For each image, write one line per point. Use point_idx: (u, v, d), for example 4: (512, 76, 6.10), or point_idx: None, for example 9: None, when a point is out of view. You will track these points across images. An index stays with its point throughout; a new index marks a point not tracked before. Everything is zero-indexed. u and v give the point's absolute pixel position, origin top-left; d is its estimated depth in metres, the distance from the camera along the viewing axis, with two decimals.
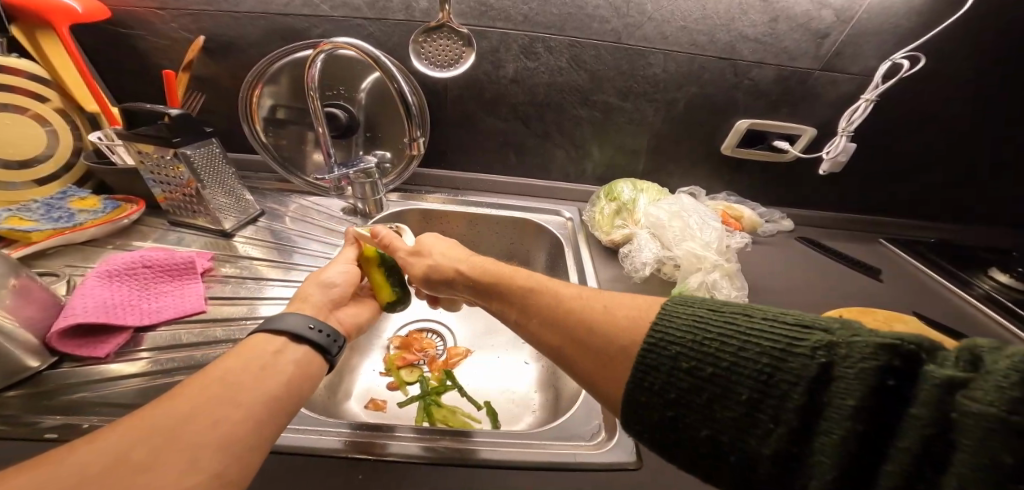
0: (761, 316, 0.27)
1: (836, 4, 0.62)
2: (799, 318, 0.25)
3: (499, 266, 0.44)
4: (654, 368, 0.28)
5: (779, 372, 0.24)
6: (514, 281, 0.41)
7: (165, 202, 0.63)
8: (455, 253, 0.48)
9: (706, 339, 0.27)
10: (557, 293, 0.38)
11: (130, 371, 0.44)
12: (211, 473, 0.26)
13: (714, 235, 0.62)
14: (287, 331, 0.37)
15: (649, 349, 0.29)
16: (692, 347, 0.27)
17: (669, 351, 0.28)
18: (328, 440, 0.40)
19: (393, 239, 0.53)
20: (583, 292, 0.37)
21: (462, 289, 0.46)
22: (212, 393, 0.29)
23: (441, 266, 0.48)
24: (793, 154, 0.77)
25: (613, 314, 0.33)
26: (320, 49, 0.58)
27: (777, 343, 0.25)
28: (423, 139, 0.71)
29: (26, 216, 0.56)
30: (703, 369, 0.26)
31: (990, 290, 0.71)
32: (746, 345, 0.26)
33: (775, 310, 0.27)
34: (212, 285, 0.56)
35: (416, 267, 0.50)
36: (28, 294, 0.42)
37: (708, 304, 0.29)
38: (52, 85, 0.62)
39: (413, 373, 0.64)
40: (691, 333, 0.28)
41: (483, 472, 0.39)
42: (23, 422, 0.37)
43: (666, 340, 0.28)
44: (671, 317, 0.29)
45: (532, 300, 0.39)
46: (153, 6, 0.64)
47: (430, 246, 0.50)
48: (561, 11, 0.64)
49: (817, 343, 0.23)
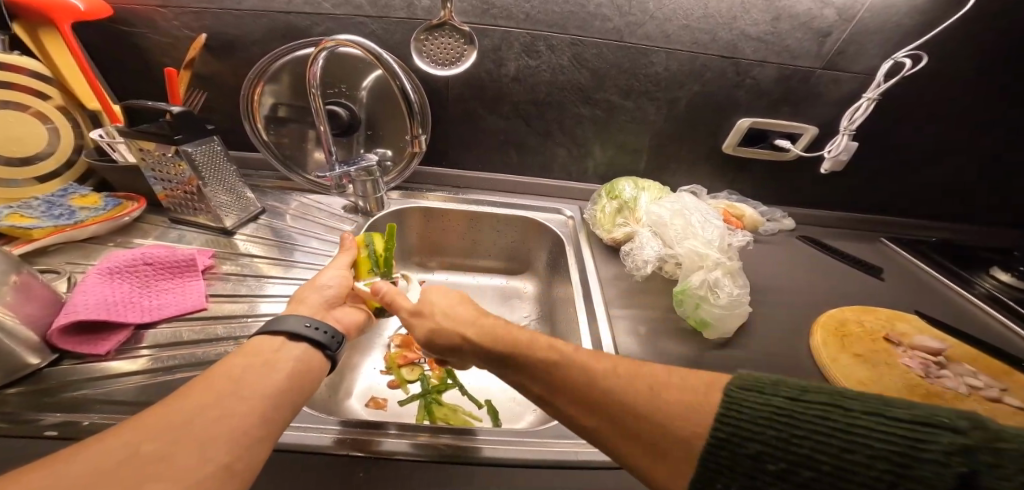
0: (861, 410, 0.27)
1: (839, 3, 0.62)
2: (909, 414, 0.26)
3: (516, 330, 0.39)
4: (730, 467, 0.28)
5: (903, 480, 0.24)
6: (537, 352, 0.36)
7: (166, 200, 0.63)
8: (458, 313, 0.41)
9: (797, 439, 0.27)
10: (588, 368, 0.34)
11: (130, 369, 0.43)
12: (220, 466, 0.26)
13: (716, 233, 0.61)
14: (286, 331, 0.37)
15: (719, 445, 0.28)
16: (782, 447, 0.27)
17: (747, 448, 0.28)
18: (326, 438, 0.40)
19: (395, 296, 0.46)
20: (617, 365, 0.34)
21: (470, 358, 0.41)
22: (219, 391, 0.29)
23: (446, 328, 0.41)
24: (794, 153, 0.77)
25: (665, 401, 0.31)
26: (322, 47, 0.57)
27: (891, 446, 0.25)
28: (424, 137, 0.71)
29: (27, 213, 0.56)
30: (802, 473, 0.26)
31: (991, 289, 0.71)
32: (851, 448, 0.26)
33: (873, 401, 0.27)
34: (213, 283, 0.56)
35: (418, 331, 0.43)
36: (29, 291, 0.42)
37: (784, 391, 0.29)
38: (53, 82, 0.62)
39: (413, 371, 0.63)
40: (773, 427, 0.27)
41: (484, 470, 0.39)
42: (23, 420, 0.37)
43: (746, 435, 0.28)
44: (752, 412, 0.28)
45: (562, 378, 0.34)
46: (155, 4, 0.64)
47: (432, 304, 0.43)
48: (563, 9, 0.64)
49: (951, 448, 0.24)
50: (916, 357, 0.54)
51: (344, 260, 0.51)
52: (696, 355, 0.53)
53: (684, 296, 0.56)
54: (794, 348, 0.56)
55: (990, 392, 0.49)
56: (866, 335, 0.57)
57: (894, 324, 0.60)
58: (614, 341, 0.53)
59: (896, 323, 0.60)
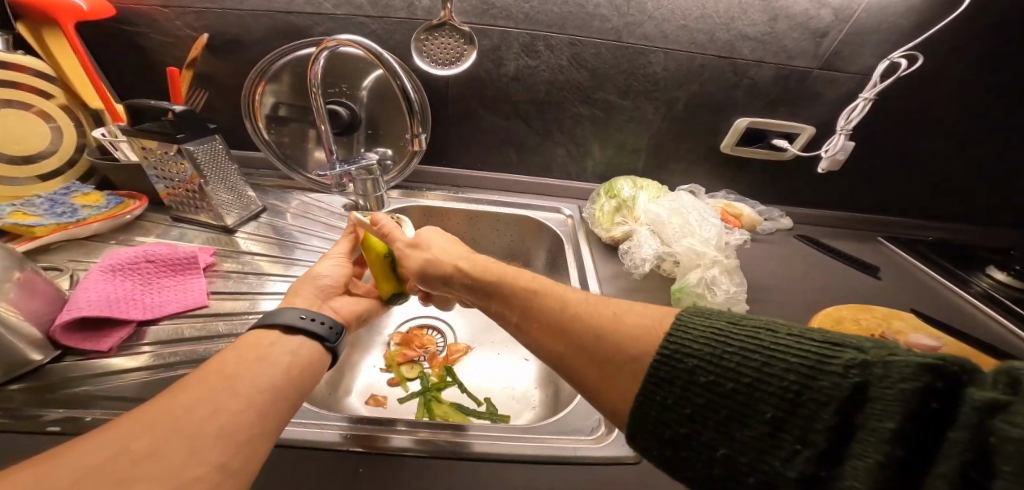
0: (787, 332, 0.27)
1: (835, 3, 0.62)
2: (828, 336, 0.26)
3: (504, 266, 0.44)
4: (669, 383, 0.29)
5: (808, 391, 0.24)
6: (519, 282, 0.41)
7: (168, 198, 0.64)
8: (453, 249, 0.47)
9: (726, 353, 0.28)
10: (563, 298, 0.38)
11: (132, 366, 0.44)
12: (214, 465, 0.26)
13: (714, 232, 0.62)
14: (281, 324, 0.37)
15: (663, 361, 0.29)
16: (710, 360, 0.28)
17: (684, 364, 0.28)
18: (327, 434, 0.40)
19: (393, 229, 0.49)
20: (588, 298, 0.38)
21: (458, 288, 0.46)
22: (214, 386, 0.30)
23: (438, 260, 0.46)
24: (792, 153, 0.78)
25: (623, 321, 0.34)
26: (324, 46, 0.58)
27: (806, 359, 0.25)
28: (424, 136, 0.71)
29: (29, 211, 0.57)
30: (723, 385, 0.27)
31: (988, 288, 0.71)
32: (771, 362, 0.26)
33: (802, 328, 0.27)
34: (214, 280, 0.56)
35: (412, 262, 0.48)
36: (32, 287, 0.43)
37: (726, 316, 0.30)
38: (57, 82, 0.62)
39: (414, 369, 0.64)
40: (710, 345, 0.28)
41: (484, 465, 0.39)
42: (26, 415, 0.37)
43: (683, 353, 0.29)
44: (687, 330, 0.30)
45: (537, 304, 0.39)
46: (158, 4, 0.65)
47: (431, 239, 0.48)
48: (562, 10, 0.65)
49: (849, 361, 0.23)
50: None
51: (343, 248, 0.52)
52: None
53: (682, 293, 0.57)
54: None
55: None
56: (862, 333, 0.57)
57: (890, 323, 0.60)
58: None
59: (893, 322, 0.60)
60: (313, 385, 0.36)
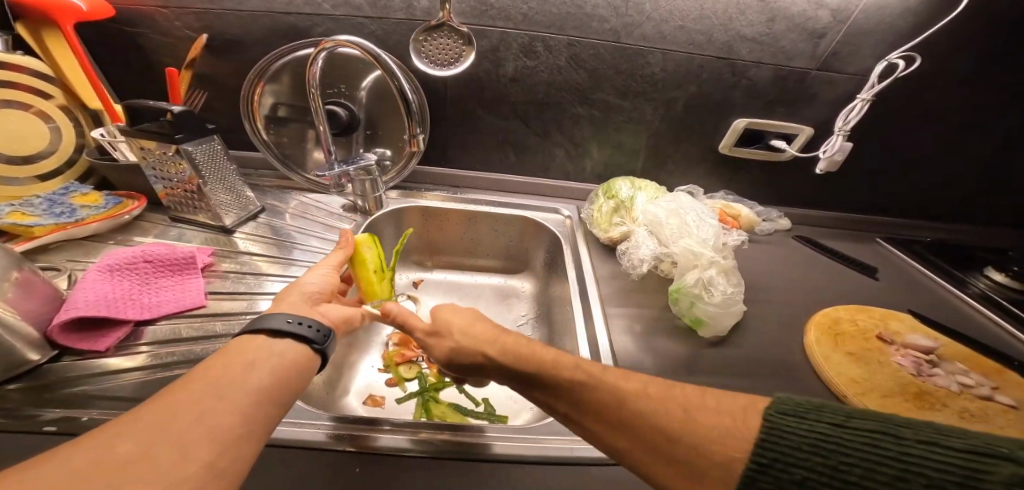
0: (915, 438, 0.26)
1: (833, 4, 0.62)
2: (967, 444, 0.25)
3: (534, 345, 0.38)
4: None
5: None
6: (560, 370, 0.35)
7: (167, 198, 0.64)
8: (476, 330, 0.40)
9: (844, 465, 0.26)
10: (617, 388, 0.33)
11: (130, 365, 0.44)
12: (202, 464, 0.26)
13: (712, 232, 0.62)
14: (266, 329, 0.36)
15: (760, 470, 0.28)
16: (828, 473, 0.26)
17: (792, 475, 0.27)
18: (324, 434, 0.40)
19: (408, 316, 0.44)
20: (646, 386, 0.33)
21: (492, 374, 0.39)
22: (202, 390, 0.29)
23: (463, 342, 0.39)
24: (790, 154, 0.78)
25: (699, 422, 0.30)
26: (322, 47, 0.58)
27: (950, 474, 0.24)
28: (423, 136, 0.71)
29: (28, 211, 0.57)
30: None
31: (985, 289, 0.71)
32: (907, 477, 0.25)
33: (925, 430, 0.26)
34: (212, 280, 0.57)
35: (437, 351, 0.41)
36: (31, 287, 0.43)
37: (827, 417, 0.28)
38: (56, 82, 0.62)
39: (412, 369, 0.64)
40: (822, 455, 0.27)
41: (481, 465, 0.39)
42: (23, 415, 0.37)
43: (787, 462, 0.27)
44: (786, 435, 0.28)
45: (588, 399, 0.34)
46: (158, 5, 0.65)
47: (450, 322, 0.41)
48: (561, 11, 0.65)
49: (1009, 479, 0.23)
50: (909, 356, 0.54)
51: (332, 260, 0.52)
52: (692, 354, 0.54)
53: (680, 294, 0.57)
54: (789, 348, 0.56)
55: (981, 391, 0.49)
56: (859, 334, 0.57)
57: (888, 324, 0.60)
58: (610, 339, 0.53)
59: (890, 323, 0.60)
60: (302, 386, 0.36)
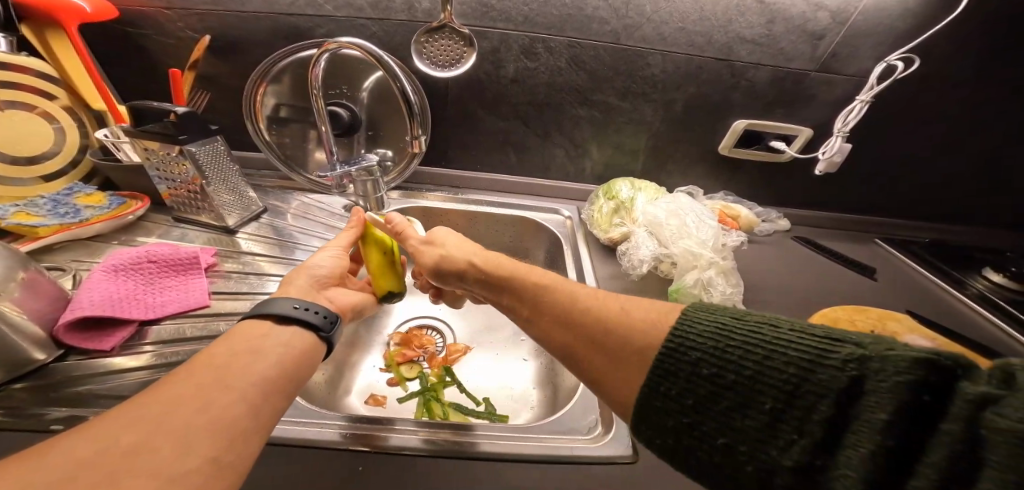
0: (789, 328, 0.27)
1: (832, 6, 0.63)
2: (828, 332, 0.26)
3: (514, 262, 0.44)
4: (672, 375, 0.29)
5: (806, 383, 0.24)
6: (529, 276, 0.42)
7: (170, 198, 0.64)
8: (467, 245, 0.48)
9: (729, 346, 0.28)
10: (571, 291, 0.39)
11: (134, 365, 0.44)
12: (207, 459, 0.25)
13: (711, 233, 0.62)
14: (274, 314, 0.37)
15: (667, 354, 0.30)
16: (713, 353, 0.28)
17: (688, 356, 0.29)
18: (328, 433, 0.41)
19: (405, 227, 0.52)
20: (598, 292, 0.38)
21: (471, 282, 0.46)
22: (205, 380, 0.29)
23: (452, 254, 0.47)
24: (789, 155, 0.78)
25: (630, 315, 0.34)
26: (325, 48, 0.58)
27: (805, 353, 0.25)
28: (424, 137, 0.71)
29: (32, 211, 0.57)
30: (725, 376, 0.27)
31: (983, 290, 0.72)
32: (772, 355, 0.26)
33: (804, 323, 0.27)
34: (216, 280, 0.57)
35: (426, 257, 0.49)
36: (37, 287, 0.43)
37: (731, 312, 0.30)
38: (60, 83, 0.63)
39: (413, 369, 0.64)
40: (712, 339, 0.29)
41: (481, 464, 0.39)
42: (29, 414, 0.38)
43: (687, 345, 0.29)
44: (693, 323, 0.30)
45: (544, 298, 0.39)
46: (161, 6, 0.65)
47: (444, 237, 0.49)
48: (561, 12, 0.65)
49: (848, 355, 0.24)
50: None
51: (343, 241, 0.52)
52: None
53: (679, 294, 0.58)
54: None
55: None
56: None
57: (886, 324, 0.60)
58: None
59: (888, 323, 0.61)
60: (306, 377, 0.36)
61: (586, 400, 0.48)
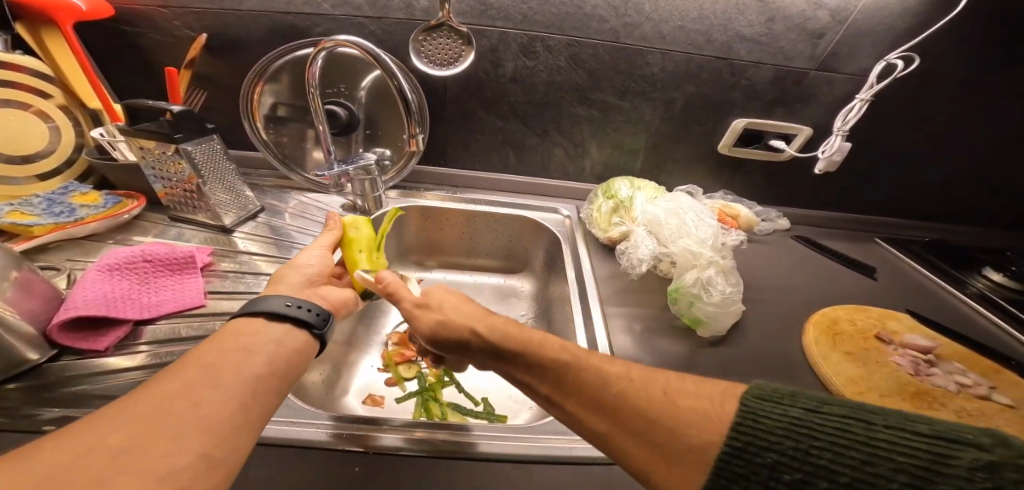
0: (884, 424, 0.26)
1: (831, 4, 0.63)
2: (929, 427, 0.26)
3: (527, 330, 0.39)
4: (747, 477, 0.28)
5: None
6: (546, 352, 0.36)
7: (166, 198, 0.64)
8: (468, 309, 0.41)
9: (813, 449, 0.27)
10: (601, 370, 0.35)
11: (128, 365, 0.44)
12: (196, 455, 0.25)
13: (711, 232, 0.62)
14: (264, 312, 0.36)
15: (734, 455, 0.29)
16: (796, 455, 0.27)
17: (763, 458, 0.28)
18: (326, 433, 0.40)
19: (399, 287, 0.44)
20: (630, 369, 0.35)
21: (474, 354, 0.40)
22: (193, 379, 0.29)
23: (453, 322, 0.40)
24: (789, 154, 0.78)
25: (676, 405, 0.32)
26: (321, 47, 0.58)
27: (914, 459, 0.25)
28: (422, 136, 0.71)
29: (27, 211, 0.57)
30: (815, 483, 0.27)
31: (983, 289, 0.72)
32: (871, 460, 0.26)
33: (891, 415, 0.27)
34: (212, 279, 0.57)
35: (421, 323, 0.41)
36: (30, 287, 0.43)
37: (800, 403, 0.29)
38: (55, 81, 0.62)
39: (411, 369, 0.64)
40: (791, 440, 0.28)
41: (479, 465, 0.39)
42: (22, 415, 0.37)
43: (761, 446, 0.28)
44: (763, 420, 0.29)
45: (572, 380, 0.35)
46: (157, 4, 0.65)
47: (442, 298, 0.42)
48: (560, 11, 0.65)
49: (974, 463, 0.24)
50: (908, 355, 0.55)
51: (326, 241, 0.52)
52: (691, 352, 0.54)
53: (678, 294, 0.57)
54: (788, 347, 0.56)
55: (979, 390, 0.50)
56: (857, 333, 0.58)
57: (886, 323, 0.60)
58: (609, 340, 0.53)
59: (888, 322, 0.61)
60: (300, 372, 0.35)
61: None
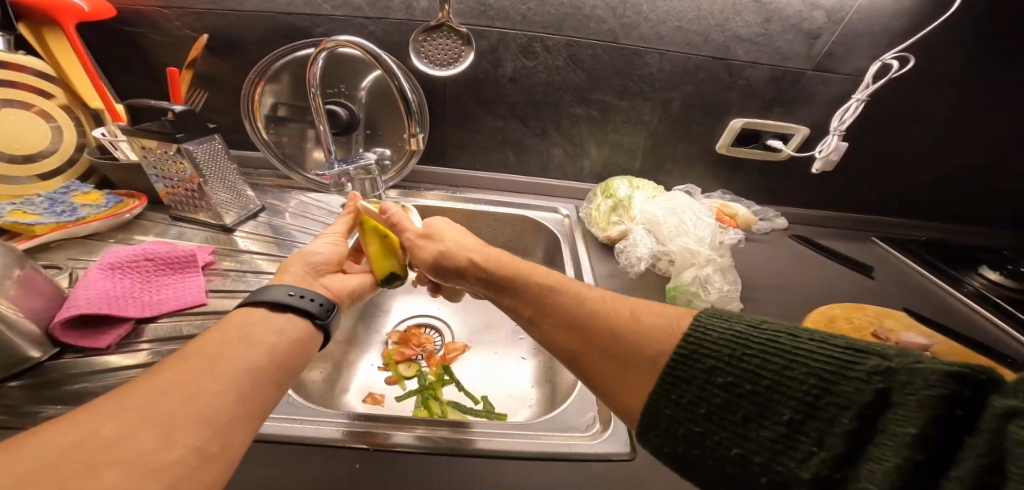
0: (809, 338, 0.26)
1: (827, 5, 0.63)
2: (852, 341, 0.25)
3: (517, 261, 0.44)
4: (685, 382, 0.29)
5: (829, 394, 0.24)
6: (534, 277, 0.41)
7: (168, 197, 0.64)
8: (466, 240, 0.48)
9: (745, 355, 0.27)
10: (578, 293, 0.38)
11: (130, 363, 0.44)
12: (190, 447, 0.25)
13: (708, 230, 0.62)
14: (267, 302, 0.37)
15: (679, 361, 0.29)
16: (728, 361, 0.28)
17: (702, 364, 0.29)
18: (328, 430, 0.41)
19: (402, 218, 0.51)
20: (604, 294, 0.38)
21: (470, 279, 0.46)
22: (193, 368, 0.29)
23: (451, 251, 0.47)
24: (786, 153, 0.79)
25: (640, 321, 0.34)
26: (321, 47, 0.58)
27: (828, 363, 0.24)
28: (422, 136, 0.71)
29: (29, 210, 0.57)
30: (741, 386, 0.27)
31: (980, 288, 0.72)
32: (792, 365, 0.26)
33: (824, 332, 0.27)
34: (213, 278, 0.57)
35: (424, 252, 0.49)
36: (32, 285, 0.43)
37: (747, 320, 0.30)
38: (57, 81, 0.63)
39: (411, 367, 0.64)
40: (727, 347, 0.28)
41: (479, 462, 0.39)
42: (24, 412, 0.38)
43: (701, 353, 0.29)
44: (705, 331, 0.30)
45: (550, 298, 0.39)
46: (159, 5, 0.65)
47: (443, 233, 0.49)
48: (559, 12, 0.65)
49: (873, 368, 0.23)
50: None
51: (340, 228, 0.53)
52: None
53: (677, 292, 0.58)
54: None
55: None
56: (855, 332, 0.58)
57: (882, 321, 0.61)
58: None
59: (885, 320, 0.61)
60: (299, 366, 0.35)
61: (584, 398, 0.48)
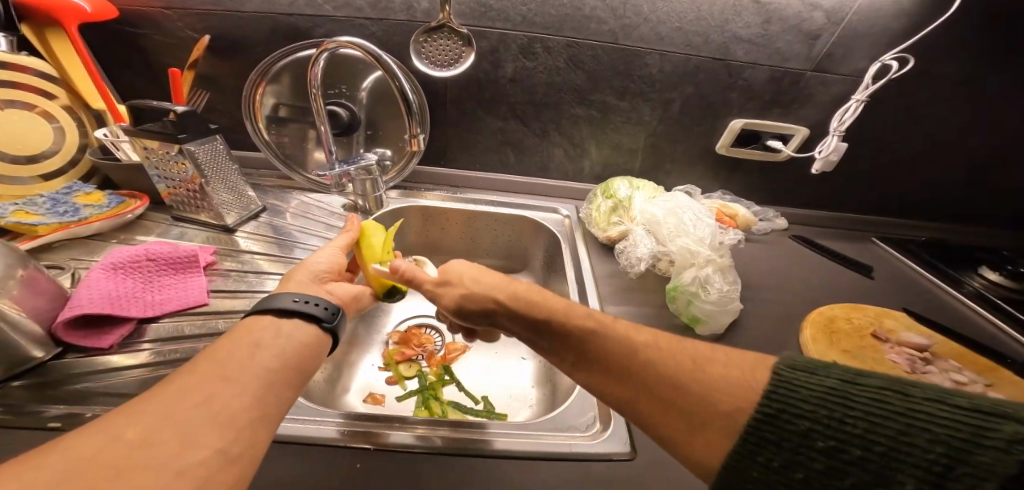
0: (923, 396, 0.25)
1: (827, 5, 0.63)
2: (969, 401, 0.24)
3: (553, 300, 0.39)
4: (776, 445, 0.28)
5: (960, 464, 0.23)
6: (574, 323, 0.37)
7: (169, 198, 0.65)
8: (485, 277, 0.43)
9: (848, 417, 0.26)
10: (629, 339, 0.35)
11: (132, 363, 0.44)
12: (213, 449, 0.25)
13: (708, 231, 0.62)
14: (273, 309, 0.36)
15: (765, 422, 0.28)
16: (827, 424, 0.27)
17: (796, 426, 0.28)
18: (328, 430, 0.41)
19: (415, 271, 0.44)
20: (656, 338, 0.35)
21: (502, 321, 0.42)
22: (209, 373, 0.29)
23: (477, 295, 0.42)
24: (785, 154, 0.79)
25: (708, 372, 0.32)
26: (323, 48, 0.58)
27: (952, 429, 0.24)
28: (423, 136, 0.71)
29: (32, 210, 0.57)
30: (846, 452, 0.26)
31: (980, 288, 0.72)
32: (908, 431, 0.25)
33: (934, 388, 0.26)
34: (215, 278, 0.57)
35: (446, 299, 0.43)
36: (35, 285, 0.43)
37: (837, 372, 0.28)
38: (59, 82, 0.63)
39: (412, 368, 0.64)
40: (825, 408, 0.27)
41: (480, 461, 0.39)
42: (27, 412, 0.38)
43: (793, 414, 0.28)
44: (793, 389, 0.28)
45: (598, 348, 0.36)
46: (160, 6, 0.65)
47: (460, 270, 0.44)
48: (559, 13, 0.65)
49: (1012, 437, 0.22)
50: (904, 354, 0.55)
51: (341, 241, 0.53)
52: None
53: (676, 292, 0.58)
54: (785, 345, 0.57)
55: (975, 387, 0.50)
56: (855, 332, 0.58)
57: (882, 321, 0.61)
58: None
59: (884, 321, 0.61)
60: (313, 367, 0.35)
61: (584, 398, 0.48)
